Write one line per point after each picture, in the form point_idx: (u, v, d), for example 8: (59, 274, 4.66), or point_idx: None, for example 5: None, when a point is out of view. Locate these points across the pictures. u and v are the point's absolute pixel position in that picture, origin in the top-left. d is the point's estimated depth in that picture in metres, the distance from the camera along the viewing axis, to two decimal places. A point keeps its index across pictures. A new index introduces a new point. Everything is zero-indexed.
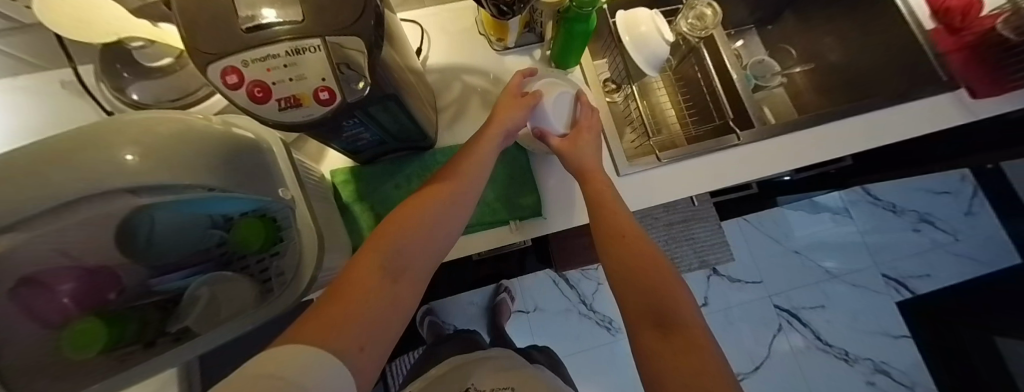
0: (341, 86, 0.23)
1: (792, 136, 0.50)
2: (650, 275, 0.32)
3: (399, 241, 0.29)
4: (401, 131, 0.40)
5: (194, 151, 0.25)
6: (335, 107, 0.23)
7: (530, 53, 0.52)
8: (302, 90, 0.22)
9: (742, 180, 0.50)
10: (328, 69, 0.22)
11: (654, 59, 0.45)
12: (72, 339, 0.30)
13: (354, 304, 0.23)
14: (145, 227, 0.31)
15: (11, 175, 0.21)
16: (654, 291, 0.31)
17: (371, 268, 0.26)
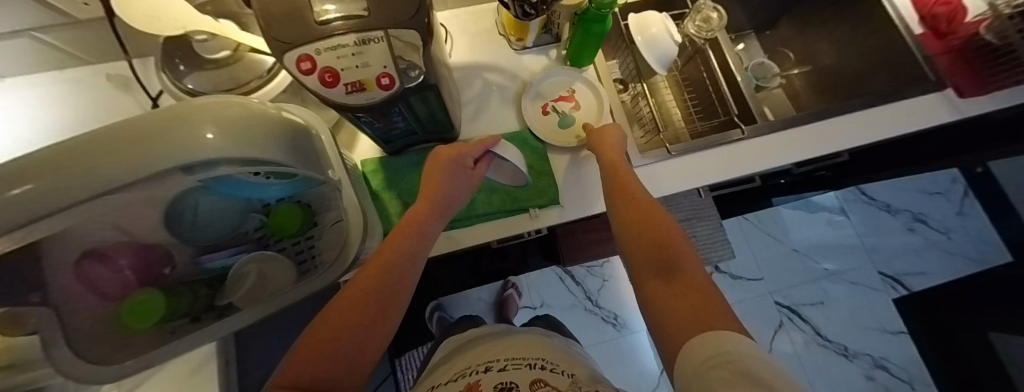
0: (400, 74, 0.26)
1: (793, 130, 0.54)
2: (656, 232, 0.33)
3: (366, 284, 0.31)
4: (431, 123, 0.43)
5: (258, 134, 0.27)
6: (393, 92, 0.27)
7: (546, 53, 0.55)
8: (366, 76, 0.25)
9: (748, 171, 0.53)
10: (390, 57, 0.25)
11: (664, 59, 0.48)
12: (131, 312, 0.33)
13: (324, 357, 0.26)
14: (191, 212, 0.32)
15: (69, 150, 0.19)
16: (659, 245, 0.31)
17: (344, 307, 0.29)
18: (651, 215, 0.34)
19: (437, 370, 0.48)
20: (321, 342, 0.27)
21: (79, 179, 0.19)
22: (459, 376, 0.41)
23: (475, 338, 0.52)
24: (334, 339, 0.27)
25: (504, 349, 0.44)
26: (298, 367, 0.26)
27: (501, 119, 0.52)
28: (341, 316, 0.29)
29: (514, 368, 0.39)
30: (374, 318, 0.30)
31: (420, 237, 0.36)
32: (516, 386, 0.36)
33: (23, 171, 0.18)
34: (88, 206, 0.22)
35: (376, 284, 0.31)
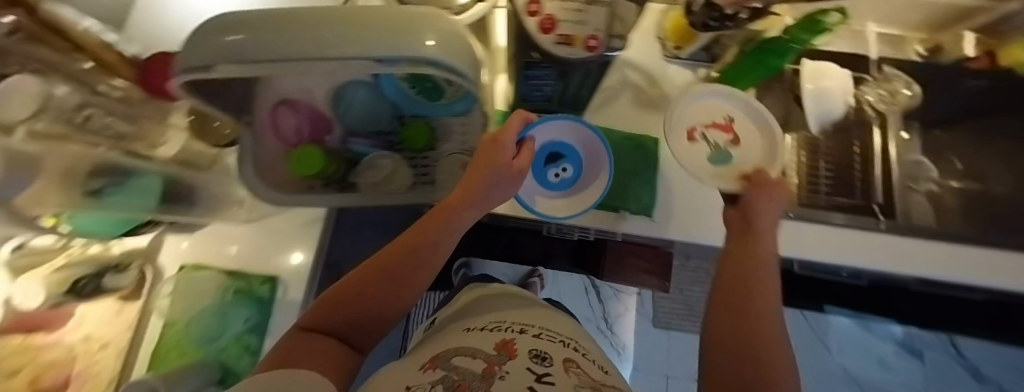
0: (608, 42, 0.27)
1: (938, 244, 0.48)
2: (766, 346, 0.27)
3: (394, 260, 0.31)
4: (571, 95, 0.44)
5: (461, 50, 0.30)
6: (595, 55, 0.27)
7: (694, 70, 0.52)
8: (579, 32, 0.26)
9: (869, 266, 0.48)
10: (606, 23, 0.26)
11: (825, 117, 0.45)
12: (296, 158, 0.39)
13: (342, 314, 0.28)
14: (347, 100, 0.37)
15: (339, 23, 0.26)
16: (755, 360, 0.27)
17: (366, 280, 0.30)
18: (763, 320, 0.29)
19: (460, 313, 0.43)
20: (337, 300, 0.29)
21: (344, 43, 0.25)
22: (493, 327, 0.34)
23: (501, 296, 0.46)
24: (347, 302, 0.29)
25: (541, 319, 0.37)
26: (324, 312, 0.28)
27: (626, 117, 0.51)
28: (361, 287, 0.30)
29: (550, 341, 0.32)
30: (392, 303, 0.31)
31: (449, 233, 0.33)
32: (551, 357, 0.29)
33: (319, 27, 0.25)
34: (331, 64, 0.27)
35: (403, 265, 0.31)
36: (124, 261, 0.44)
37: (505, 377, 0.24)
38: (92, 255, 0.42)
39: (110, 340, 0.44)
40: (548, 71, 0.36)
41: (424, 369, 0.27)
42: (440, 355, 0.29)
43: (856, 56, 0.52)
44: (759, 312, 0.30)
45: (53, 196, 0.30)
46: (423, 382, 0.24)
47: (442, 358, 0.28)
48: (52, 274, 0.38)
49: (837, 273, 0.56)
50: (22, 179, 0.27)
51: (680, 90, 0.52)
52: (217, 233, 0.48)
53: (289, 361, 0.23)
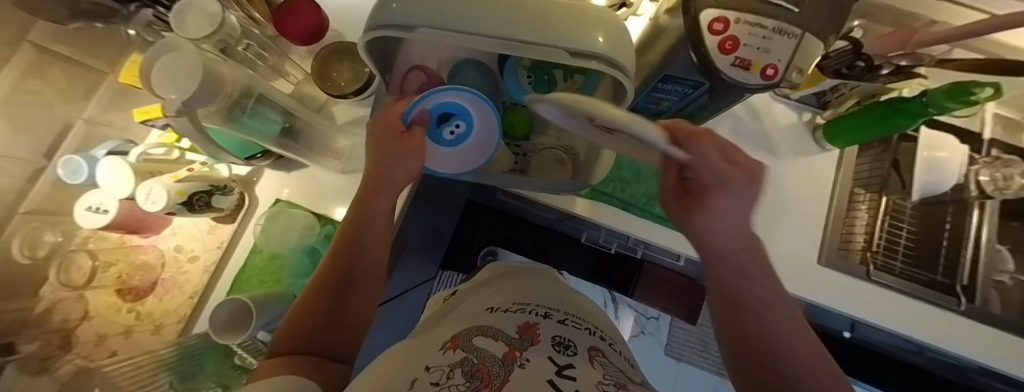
0: (785, 74, 0.27)
1: (1011, 338, 0.47)
2: (803, 354, 0.24)
3: (328, 284, 0.36)
4: (686, 116, 0.44)
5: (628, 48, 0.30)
6: (769, 83, 0.28)
7: (799, 113, 0.53)
8: (760, 59, 0.27)
9: (936, 345, 0.48)
10: (789, 54, 0.27)
11: (933, 186, 0.45)
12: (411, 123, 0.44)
13: (310, 333, 0.33)
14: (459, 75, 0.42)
15: (519, 7, 0.27)
16: (769, 369, 0.25)
17: (308, 306, 0.35)
18: (775, 313, 0.27)
19: (478, 289, 0.41)
20: (303, 322, 0.34)
21: (525, 29, 0.26)
22: (515, 308, 0.33)
23: (524, 270, 0.44)
24: (317, 331, 0.34)
25: (568, 304, 0.36)
26: (290, 336, 0.33)
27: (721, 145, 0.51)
28: (309, 319, 0.34)
29: (576, 328, 0.30)
30: (348, 301, 0.37)
31: (365, 220, 0.38)
32: (575, 345, 0.27)
33: (503, 11, 0.27)
34: (505, 47, 0.28)
35: (350, 278, 0.37)
36: (229, 185, 0.46)
37: (525, 365, 0.23)
38: (204, 174, 0.44)
39: (200, 255, 0.47)
40: (684, 88, 0.37)
41: (444, 349, 0.26)
42: (462, 334, 0.28)
43: (968, 132, 0.51)
44: (748, 305, 0.27)
45: (217, 113, 0.33)
46: (441, 365, 0.23)
47: (464, 336, 0.27)
48: (175, 183, 0.40)
49: (902, 346, 0.57)
50: (212, 94, 0.29)
51: (781, 130, 0.52)
52: (311, 176, 0.50)
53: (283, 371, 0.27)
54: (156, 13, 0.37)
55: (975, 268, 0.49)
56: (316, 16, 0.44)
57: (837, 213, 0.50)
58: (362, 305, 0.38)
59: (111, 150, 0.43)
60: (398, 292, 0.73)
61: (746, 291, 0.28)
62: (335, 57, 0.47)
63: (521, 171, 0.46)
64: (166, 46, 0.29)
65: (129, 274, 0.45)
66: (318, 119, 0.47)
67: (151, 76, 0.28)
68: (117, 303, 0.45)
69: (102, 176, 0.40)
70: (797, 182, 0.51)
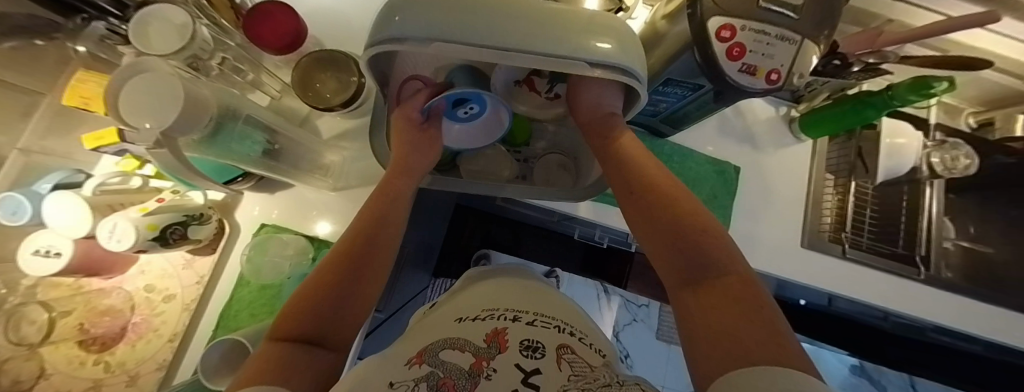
0: (786, 78, 0.30)
1: (955, 298, 0.54)
2: (697, 234, 0.28)
3: (337, 261, 0.29)
4: (681, 116, 0.46)
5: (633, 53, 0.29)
6: (772, 87, 0.30)
7: (776, 107, 0.57)
8: (765, 65, 0.29)
9: (900, 310, 0.54)
10: (790, 60, 0.29)
11: (894, 170, 0.51)
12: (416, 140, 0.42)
13: (312, 312, 0.26)
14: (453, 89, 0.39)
15: (520, 14, 0.25)
16: (701, 271, 0.26)
17: (318, 284, 0.28)
18: (668, 202, 0.31)
19: (462, 290, 0.37)
20: (303, 304, 0.26)
21: (529, 37, 0.25)
22: (484, 315, 0.31)
23: (502, 272, 0.40)
24: (324, 308, 0.26)
25: (539, 303, 0.33)
26: (287, 323, 0.25)
27: (709, 140, 0.54)
28: (312, 294, 0.27)
29: (545, 328, 0.29)
30: (355, 277, 0.29)
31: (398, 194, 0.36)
32: (544, 347, 0.26)
33: (503, 18, 0.25)
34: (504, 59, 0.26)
35: (361, 251, 0.30)
36: (205, 213, 0.42)
37: (491, 376, 0.23)
38: (176, 203, 0.40)
39: (177, 293, 0.44)
40: (684, 91, 0.38)
41: (408, 364, 0.24)
42: (429, 348, 0.26)
43: (917, 119, 0.57)
44: (662, 207, 0.30)
45: (199, 142, 0.29)
46: (406, 379, 0.22)
47: (430, 351, 0.25)
48: (143, 217, 0.36)
49: (871, 314, 0.63)
50: (193, 122, 0.26)
51: (761, 123, 0.56)
52: (300, 196, 0.47)
53: (273, 378, 0.19)
54: (110, 25, 0.32)
55: (928, 239, 0.55)
56: (293, 23, 0.41)
57: (813, 199, 0.54)
58: (369, 284, 0.30)
59: (57, 184, 0.38)
60: (393, 310, 0.69)
61: (642, 194, 0.32)
62: (318, 67, 0.44)
63: (524, 177, 0.45)
64: (134, 69, 0.25)
65: (89, 322, 0.41)
66: (303, 135, 0.44)
67: (115, 102, 0.24)
68: (80, 355, 0.40)
69: (48, 212, 0.35)
70: (777, 171, 0.55)
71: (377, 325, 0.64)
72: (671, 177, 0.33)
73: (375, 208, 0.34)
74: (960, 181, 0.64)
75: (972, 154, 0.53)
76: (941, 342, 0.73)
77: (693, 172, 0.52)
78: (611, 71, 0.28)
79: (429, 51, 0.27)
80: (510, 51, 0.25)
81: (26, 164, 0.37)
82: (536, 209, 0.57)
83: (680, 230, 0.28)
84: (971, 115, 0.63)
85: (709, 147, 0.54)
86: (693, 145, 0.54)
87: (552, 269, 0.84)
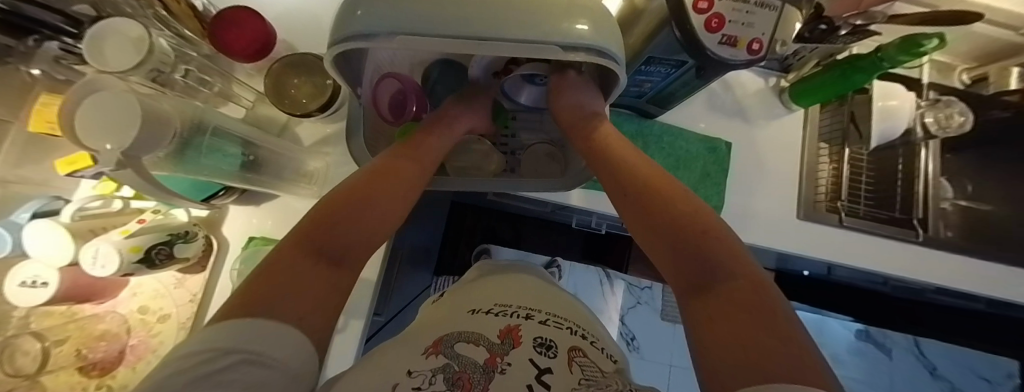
0: (769, 47, 0.29)
1: (956, 258, 0.54)
2: (709, 241, 0.26)
3: (359, 192, 0.29)
4: (667, 95, 0.45)
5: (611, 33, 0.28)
6: (756, 57, 0.29)
7: (765, 78, 0.56)
8: (746, 35, 0.28)
9: (901, 274, 0.53)
10: (771, 28, 0.28)
11: (889, 133, 0.50)
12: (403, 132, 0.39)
13: (327, 232, 0.26)
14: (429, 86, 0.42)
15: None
16: (701, 260, 0.26)
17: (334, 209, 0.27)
18: (669, 198, 0.30)
19: (469, 284, 0.37)
20: (321, 221, 0.26)
21: (500, 24, 0.24)
22: (497, 310, 0.30)
23: (512, 269, 0.39)
24: (337, 230, 0.26)
25: (549, 302, 0.33)
26: (305, 232, 0.25)
27: (698, 117, 0.53)
28: (337, 211, 0.27)
29: (558, 329, 0.28)
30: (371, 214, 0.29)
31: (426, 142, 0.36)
32: (558, 346, 0.26)
33: (471, 6, 0.24)
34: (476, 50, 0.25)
35: (382, 191, 0.30)
36: (191, 231, 0.42)
37: (505, 371, 0.23)
38: (159, 222, 0.39)
39: (171, 313, 0.44)
40: (666, 68, 0.37)
41: (425, 354, 0.24)
42: (445, 337, 0.26)
43: (909, 79, 0.56)
44: (667, 215, 0.29)
45: (167, 158, 0.29)
46: (423, 369, 0.23)
47: (446, 340, 0.25)
48: (125, 240, 0.35)
49: (871, 280, 0.63)
50: (153, 137, 0.25)
51: (751, 96, 0.55)
52: (287, 206, 0.46)
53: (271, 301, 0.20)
54: (64, 44, 0.31)
55: (925, 202, 0.55)
56: (261, 28, 0.39)
57: (808, 170, 0.54)
58: (382, 224, 0.29)
59: (36, 212, 0.37)
60: (395, 313, 0.69)
61: (649, 203, 0.31)
62: (291, 71, 0.43)
63: (512, 170, 0.44)
64: (90, 86, 0.25)
65: (88, 346, 0.40)
66: (283, 144, 0.43)
67: (71, 124, 0.23)
68: (81, 381, 0.40)
69: (29, 242, 0.34)
70: (770, 145, 0.54)
71: (380, 329, 0.64)
72: (677, 183, 0.33)
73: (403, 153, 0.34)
74: (955, 140, 0.63)
75: (966, 111, 0.52)
76: (945, 301, 0.73)
77: (685, 152, 0.51)
78: (589, 53, 0.27)
79: (397, 46, 0.26)
80: (482, 40, 0.24)
81: (2, 195, 0.36)
82: (529, 202, 0.56)
83: (678, 224, 0.28)
84: (965, 71, 0.61)
85: (700, 124, 0.53)
86: (683, 123, 0.52)
87: (552, 259, 0.83)
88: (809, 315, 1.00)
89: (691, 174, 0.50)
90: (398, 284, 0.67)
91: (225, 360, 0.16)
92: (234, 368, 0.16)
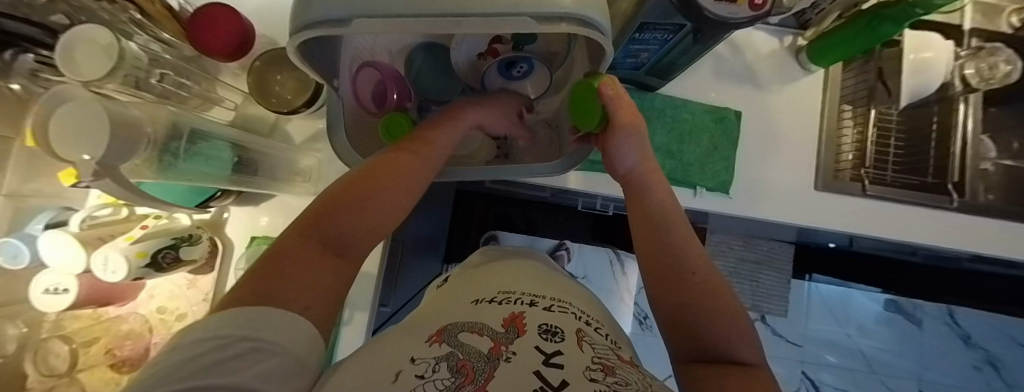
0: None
1: (995, 223, 0.50)
2: (725, 317, 0.29)
3: (361, 187, 0.28)
4: (665, 64, 0.42)
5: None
6: (760, 13, 0.26)
7: (780, 38, 0.51)
8: None
9: (932, 242, 0.49)
10: None
11: (923, 88, 0.45)
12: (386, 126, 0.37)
13: (324, 227, 0.25)
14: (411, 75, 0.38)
15: None
16: (710, 332, 0.28)
17: (339, 199, 0.27)
18: (694, 262, 0.32)
19: (471, 272, 0.36)
20: (317, 216, 0.26)
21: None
22: (500, 298, 0.29)
23: (516, 258, 0.38)
24: (332, 224, 0.26)
25: (553, 288, 0.32)
26: (305, 225, 0.25)
27: (704, 86, 0.49)
28: (346, 193, 0.28)
29: (564, 314, 0.27)
30: (379, 211, 0.28)
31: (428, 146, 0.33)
32: (563, 331, 0.24)
33: None
34: (443, 28, 0.23)
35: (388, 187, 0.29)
36: (194, 234, 0.43)
37: (511, 360, 0.21)
38: (162, 228, 0.40)
39: (188, 312, 0.46)
40: (662, 35, 0.34)
41: (429, 342, 0.23)
42: (447, 328, 0.24)
43: (948, 27, 0.50)
44: (686, 282, 0.30)
45: (146, 163, 0.29)
46: (427, 356, 0.21)
47: (448, 331, 0.24)
48: (131, 246, 0.36)
49: (898, 250, 0.59)
50: (125, 144, 0.25)
51: (764, 58, 0.50)
52: (285, 204, 0.47)
53: (273, 295, 0.20)
54: (39, 56, 0.30)
55: (962, 163, 0.50)
56: (237, 21, 0.39)
57: (829, 136, 0.50)
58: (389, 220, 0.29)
59: (48, 223, 0.39)
60: (402, 304, 0.70)
61: (677, 267, 0.32)
62: (272, 69, 0.43)
63: (505, 156, 0.43)
64: (59, 97, 0.24)
65: (115, 346, 0.43)
66: (273, 144, 0.43)
67: (47, 138, 0.23)
68: (114, 377, 0.43)
69: (44, 254, 0.36)
70: (785, 111, 0.50)
71: (388, 320, 0.65)
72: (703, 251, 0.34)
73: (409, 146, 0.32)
74: (1000, 92, 0.57)
75: (1014, 58, 0.46)
76: (983, 268, 0.67)
77: (690, 125, 0.48)
78: (572, 23, 0.24)
79: (361, 29, 0.24)
80: (448, 16, 0.22)
81: (15, 208, 0.38)
82: (528, 187, 0.55)
83: (698, 293, 0.30)
84: (1014, 13, 0.53)
85: (707, 94, 0.49)
86: (688, 94, 0.49)
87: (559, 243, 0.85)
88: (834, 287, 1.06)
89: (695, 149, 0.47)
90: (404, 275, 0.67)
91: (232, 348, 0.16)
92: (245, 356, 0.16)
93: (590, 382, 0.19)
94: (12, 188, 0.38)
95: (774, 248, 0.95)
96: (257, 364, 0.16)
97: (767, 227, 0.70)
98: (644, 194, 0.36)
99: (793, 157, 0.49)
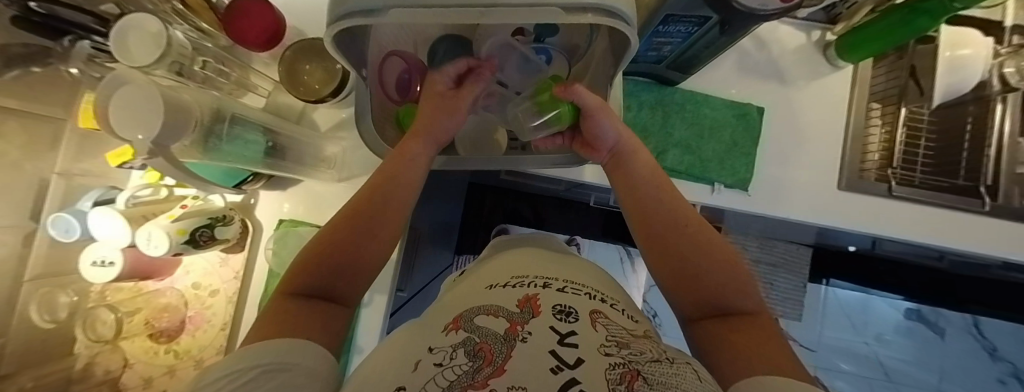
0: None
1: None
2: (722, 271, 0.30)
3: (345, 225, 0.32)
4: (688, 58, 0.42)
5: None
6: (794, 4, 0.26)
7: (808, 32, 0.50)
8: None
9: (961, 247, 0.48)
10: None
11: (957, 86, 0.43)
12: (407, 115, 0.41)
13: (315, 276, 0.29)
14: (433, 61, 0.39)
15: None
16: (709, 293, 0.30)
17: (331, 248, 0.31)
18: (687, 222, 0.33)
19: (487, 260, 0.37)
20: (310, 263, 0.30)
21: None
22: (514, 282, 0.30)
23: (527, 242, 0.40)
24: (322, 267, 0.30)
25: (567, 271, 0.32)
26: (295, 281, 0.29)
27: (727, 82, 0.49)
28: (332, 235, 0.31)
29: (577, 295, 0.28)
30: (360, 243, 0.32)
31: (410, 162, 0.35)
32: (577, 312, 0.25)
33: None
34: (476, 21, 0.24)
35: (369, 222, 0.33)
36: (227, 215, 0.45)
37: (527, 339, 0.21)
38: (198, 208, 0.43)
39: (220, 288, 0.48)
40: (688, 27, 0.34)
41: (445, 331, 0.23)
42: (464, 314, 0.25)
43: (987, 23, 0.48)
44: (678, 246, 0.32)
45: (190, 145, 0.31)
46: (444, 345, 0.21)
47: (465, 317, 0.24)
48: (172, 223, 0.38)
49: (922, 254, 0.57)
50: (175, 127, 0.26)
51: (791, 52, 0.49)
52: (309, 190, 0.49)
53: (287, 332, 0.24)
54: (94, 42, 0.32)
55: (996, 165, 0.49)
56: (270, 14, 0.40)
57: (855, 136, 0.49)
58: (366, 256, 0.32)
59: (96, 200, 0.41)
60: (418, 290, 0.73)
61: (672, 234, 0.33)
62: (300, 58, 0.44)
63: (523, 148, 0.44)
64: (115, 81, 0.26)
65: (154, 318, 0.46)
66: (301, 131, 0.45)
67: (107, 119, 0.25)
68: (153, 346, 0.46)
69: (97, 229, 0.38)
70: (810, 108, 0.49)
71: (404, 305, 0.68)
72: (696, 212, 0.35)
73: (382, 189, 0.34)
74: None
75: None
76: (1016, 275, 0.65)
77: (710, 120, 0.47)
78: (599, 13, 0.24)
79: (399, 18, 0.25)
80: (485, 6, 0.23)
81: (67, 187, 0.40)
82: (543, 180, 0.56)
83: (695, 255, 0.31)
84: None
85: (730, 90, 0.49)
86: (711, 89, 0.49)
87: (571, 237, 0.86)
88: (853, 293, 1.03)
89: (714, 145, 0.47)
90: (419, 263, 0.69)
91: (248, 371, 0.19)
92: (264, 373, 0.19)
93: (604, 357, 0.18)
94: (64, 167, 0.40)
95: (790, 250, 0.93)
96: (273, 378, 0.19)
97: (787, 227, 0.69)
98: (632, 173, 0.37)
99: (818, 155, 0.49)
